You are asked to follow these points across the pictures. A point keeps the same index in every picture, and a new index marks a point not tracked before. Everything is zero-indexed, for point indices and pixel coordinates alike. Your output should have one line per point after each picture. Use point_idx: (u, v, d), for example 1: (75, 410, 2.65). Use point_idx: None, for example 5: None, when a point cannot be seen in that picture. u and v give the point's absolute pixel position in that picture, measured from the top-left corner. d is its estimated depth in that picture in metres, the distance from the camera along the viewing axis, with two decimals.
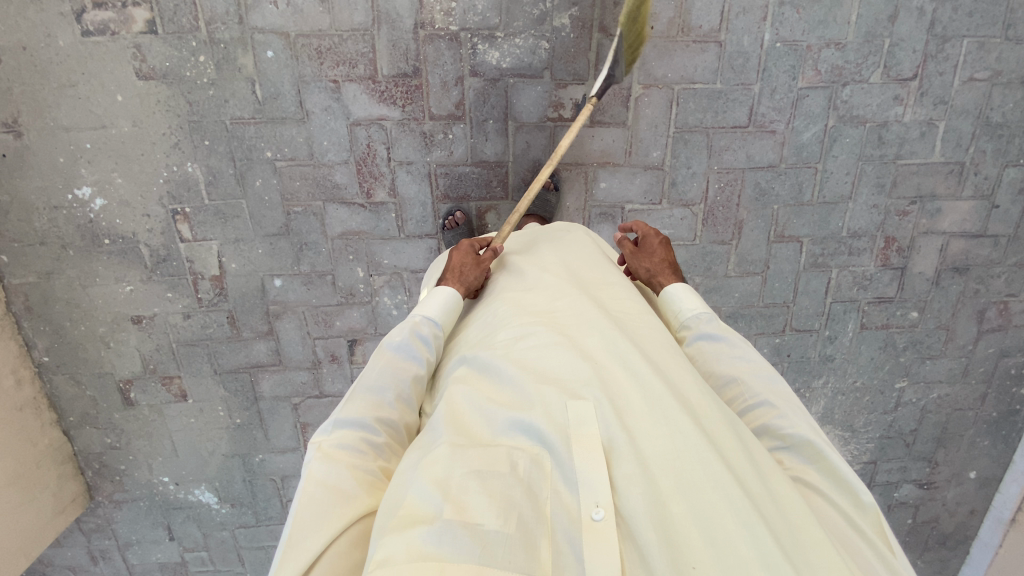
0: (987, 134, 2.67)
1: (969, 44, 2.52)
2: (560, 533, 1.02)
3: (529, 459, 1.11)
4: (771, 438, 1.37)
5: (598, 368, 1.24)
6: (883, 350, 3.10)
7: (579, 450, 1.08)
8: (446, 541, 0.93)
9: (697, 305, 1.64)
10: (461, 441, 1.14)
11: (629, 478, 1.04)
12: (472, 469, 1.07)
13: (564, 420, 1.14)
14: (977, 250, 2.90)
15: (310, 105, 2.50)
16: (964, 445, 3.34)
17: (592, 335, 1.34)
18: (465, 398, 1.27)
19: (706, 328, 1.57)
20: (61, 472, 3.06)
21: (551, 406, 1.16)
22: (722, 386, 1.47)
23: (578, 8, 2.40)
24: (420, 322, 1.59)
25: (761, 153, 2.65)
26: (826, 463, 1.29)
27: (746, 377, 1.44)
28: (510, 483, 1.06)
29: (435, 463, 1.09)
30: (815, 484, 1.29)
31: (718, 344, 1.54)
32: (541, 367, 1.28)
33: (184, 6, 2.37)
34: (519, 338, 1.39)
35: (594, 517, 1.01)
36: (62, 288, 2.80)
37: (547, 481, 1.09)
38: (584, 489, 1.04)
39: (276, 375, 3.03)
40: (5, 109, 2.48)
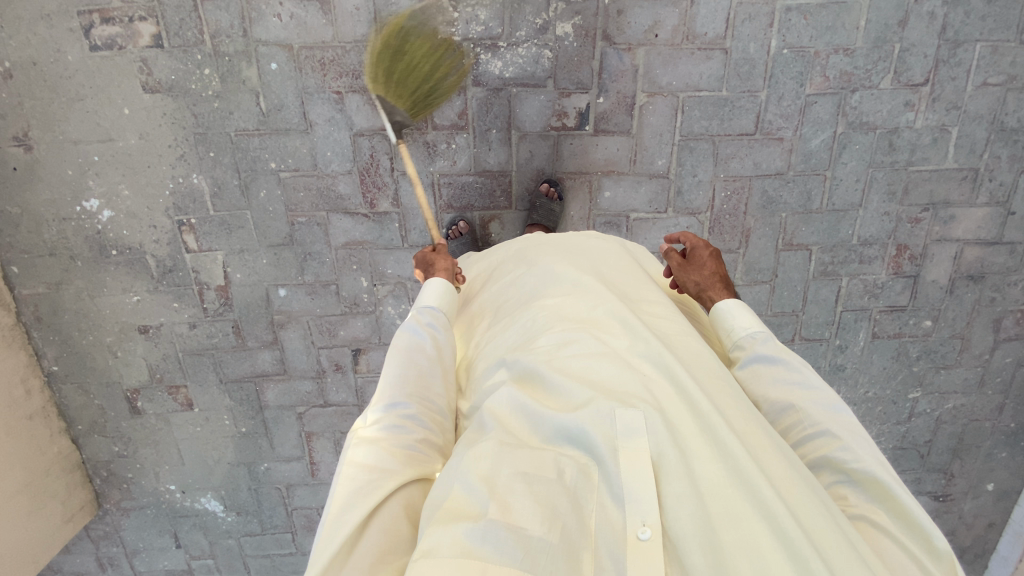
0: (1002, 140, 2.61)
1: (982, 49, 2.46)
2: (603, 550, 1.00)
3: (576, 468, 1.10)
4: (832, 471, 1.27)
5: (649, 381, 1.19)
6: (896, 360, 3.03)
7: (628, 464, 1.05)
8: (490, 540, 0.96)
9: (750, 323, 1.54)
10: (508, 441, 1.14)
11: (677, 497, 1.02)
12: (519, 471, 1.08)
13: (613, 428, 1.10)
14: (992, 258, 2.83)
15: (313, 116, 2.50)
16: (981, 456, 3.26)
17: (644, 343, 1.28)
18: (508, 397, 1.23)
19: (761, 349, 1.47)
20: (69, 480, 3.08)
21: (599, 413, 1.12)
22: (777, 414, 1.38)
23: (581, 17, 2.38)
24: (421, 309, 1.59)
25: (768, 161, 2.61)
26: (897, 505, 1.19)
27: (805, 406, 1.35)
28: (555, 492, 1.05)
29: (482, 459, 1.10)
30: (884, 524, 1.19)
31: (773, 367, 1.43)
32: (589, 370, 1.24)
33: (189, 20, 2.39)
34: (565, 338, 1.33)
35: (640, 535, 0.99)
36: (71, 298, 2.83)
37: (593, 494, 1.07)
38: (630, 506, 1.02)
39: (280, 384, 3.03)
40: (16, 123, 2.52)
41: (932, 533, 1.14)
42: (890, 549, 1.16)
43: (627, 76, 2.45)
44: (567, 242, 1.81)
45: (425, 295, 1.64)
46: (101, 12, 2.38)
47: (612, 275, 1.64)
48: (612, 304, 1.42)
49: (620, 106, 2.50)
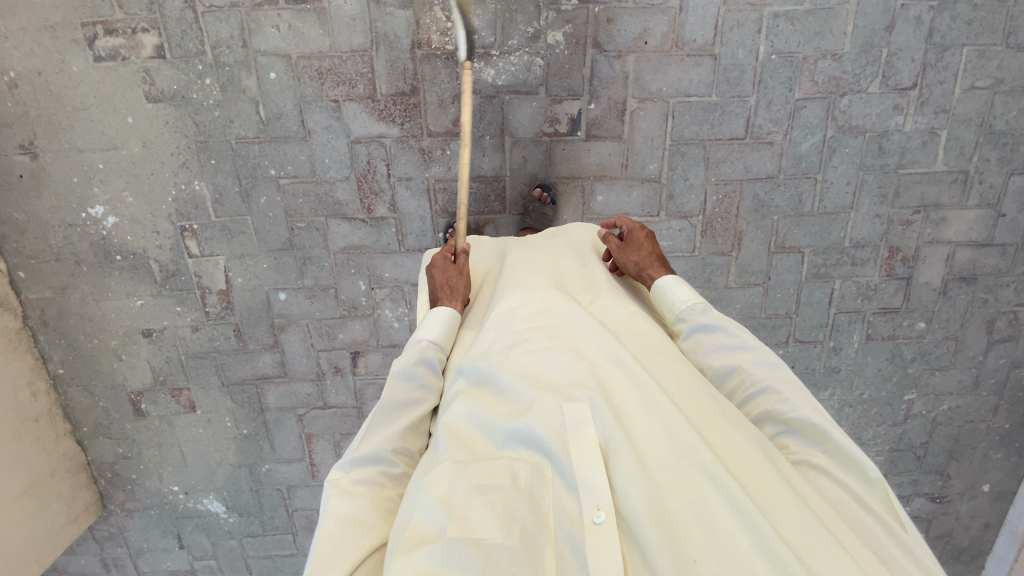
0: (991, 143, 2.63)
1: (969, 53, 2.49)
2: (563, 539, 1.05)
3: (529, 468, 1.14)
4: (773, 423, 1.37)
5: (594, 368, 1.26)
6: (890, 362, 3.05)
7: (577, 454, 1.10)
8: (451, 558, 0.99)
9: (689, 296, 1.62)
10: (462, 457, 1.17)
11: (627, 478, 1.06)
12: (475, 485, 1.11)
13: (562, 423, 1.16)
14: (984, 259, 2.84)
15: (311, 124, 2.56)
16: (977, 457, 3.27)
17: (587, 336, 1.35)
18: (462, 410, 1.28)
19: (701, 319, 1.56)
20: (75, 480, 3.14)
21: (547, 411, 1.18)
22: (721, 378, 1.47)
23: (572, 25, 2.42)
24: (427, 347, 1.60)
25: (759, 164, 2.65)
26: (834, 445, 1.28)
27: (744, 366, 1.44)
28: (512, 496, 1.09)
29: (438, 480, 1.13)
30: (822, 465, 1.29)
31: (713, 334, 1.52)
32: (536, 370, 1.30)
33: (191, 31, 2.45)
34: (515, 343, 1.39)
35: (596, 520, 1.04)
36: (76, 303, 2.90)
37: (548, 489, 1.11)
38: (584, 493, 1.07)
39: (281, 387, 3.09)
40: (23, 132, 2.59)
41: (864, 465, 1.24)
42: (830, 487, 1.25)
43: (618, 82, 2.49)
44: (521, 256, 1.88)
45: (429, 326, 1.67)
46: (104, 24, 2.45)
47: (560, 273, 1.70)
48: (559, 304, 1.49)
49: (611, 112, 2.55)
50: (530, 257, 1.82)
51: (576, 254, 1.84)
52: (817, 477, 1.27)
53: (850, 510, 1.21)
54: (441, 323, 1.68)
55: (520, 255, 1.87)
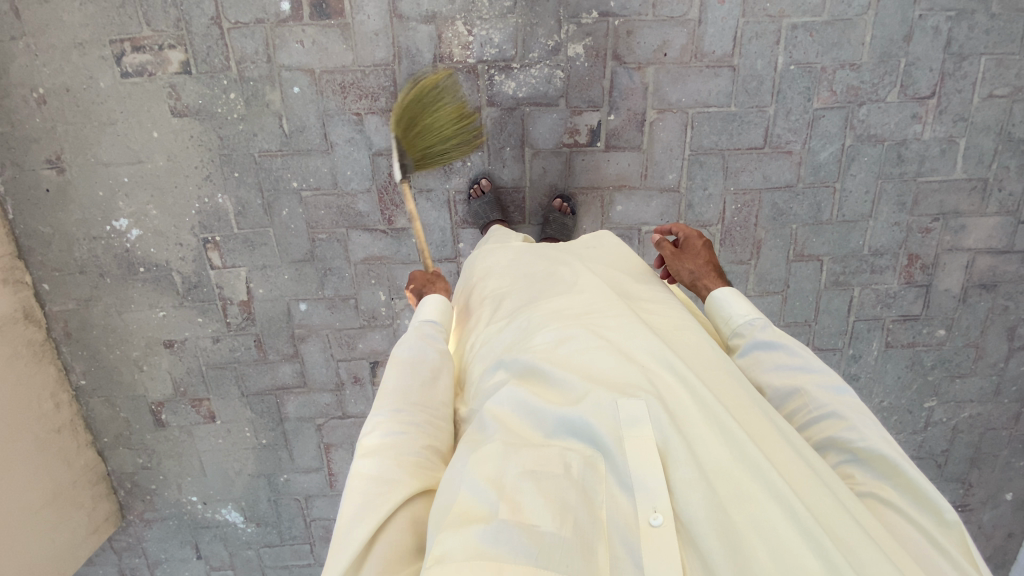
0: (1010, 150, 2.64)
1: (987, 61, 2.50)
2: (616, 538, 1.03)
3: (582, 461, 1.12)
4: (836, 451, 1.30)
5: (648, 366, 1.24)
6: (911, 369, 3.04)
7: (634, 451, 1.08)
8: (503, 540, 0.97)
9: (747, 310, 1.60)
10: (513, 442, 1.16)
11: (686, 479, 1.05)
12: (528, 471, 1.10)
13: (616, 419, 1.13)
14: (1004, 266, 2.84)
15: (334, 136, 2.59)
16: (999, 465, 3.24)
17: (641, 335, 1.32)
18: (511, 397, 1.25)
19: (761, 335, 1.51)
20: (95, 491, 3.16)
21: (604, 405, 1.16)
22: (780, 400, 1.42)
23: (592, 38, 2.44)
24: (423, 324, 1.63)
25: (778, 174, 2.66)
26: (905, 479, 1.20)
27: (808, 389, 1.38)
28: (565, 487, 1.07)
29: (488, 462, 1.12)
30: (893, 500, 1.20)
31: (773, 352, 1.48)
32: (589, 364, 1.28)
33: (216, 47, 2.48)
34: (564, 335, 1.37)
35: (652, 522, 1.02)
36: (99, 314, 2.93)
37: (602, 485, 1.09)
38: (640, 494, 1.05)
39: (300, 397, 3.10)
40: (50, 147, 2.63)
41: (941, 506, 1.15)
42: (897, 522, 1.17)
43: (637, 93, 2.52)
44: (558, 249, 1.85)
45: (426, 309, 1.69)
46: (132, 41, 2.49)
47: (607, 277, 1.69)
48: (608, 304, 1.47)
49: (630, 123, 2.56)
50: (567, 259, 1.78)
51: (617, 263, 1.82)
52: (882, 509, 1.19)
53: (920, 549, 1.12)
54: (436, 306, 1.70)
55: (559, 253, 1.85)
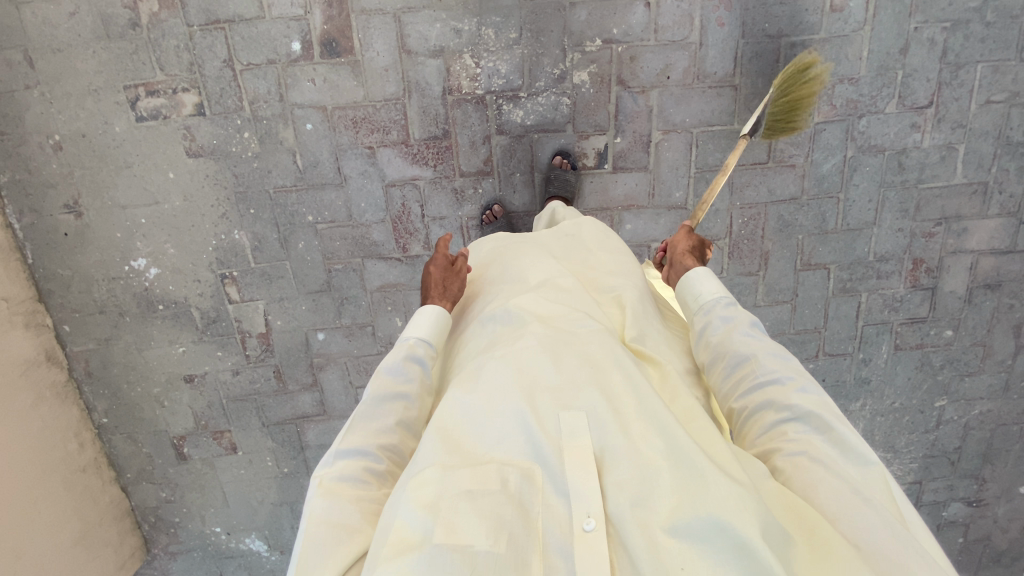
0: (1009, 154, 2.70)
1: (983, 69, 2.57)
2: (549, 545, 1.07)
3: (519, 473, 1.14)
4: (773, 411, 1.35)
5: (596, 375, 1.29)
6: (920, 370, 3.09)
7: (572, 462, 1.14)
8: (437, 566, 1.00)
9: (715, 289, 1.62)
10: (451, 463, 1.17)
11: (617, 485, 1.11)
12: (463, 490, 1.11)
13: (558, 428, 1.19)
14: (1007, 266, 2.90)
15: (347, 170, 2.65)
16: (1011, 459, 3.29)
17: (586, 343, 1.39)
18: (450, 411, 1.29)
19: (722, 313, 1.56)
20: (120, 527, 3.18)
21: (545, 416, 1.22)
22: (735, 364, 1.45)
23: (596, 65, 2.49)
24: (415, 344, 1.55)
25: (783, 187, 2.72)
26: (835, 435, 1.27)
27: (761, 355, 1.43)
28: (500, 501, 1.09)
29: (425, 487, 1.13)
30: (823, 451, 1.26)
31: (735, 322, 1.54)
32: (530, 373, 1.31)
33: (229, 88, 2.52)
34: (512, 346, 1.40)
35: (585, 527, 1.07)
36: (120, 352, 2.96)
37: (537, 495, 1.13)
38: (575, 500, 1.10)
39: (321, 425, 3.14)
40: (67, 193, 2.67)
41: (863, 452, 1.25)
42: (826, 478, 1.20)
43: (642, 116, 2.57)
44: (512, 255, 1.87)
45: (419, 323, 1.60)
46: (146, 86, 2.52)
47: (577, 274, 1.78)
48: (558, 310, 1.52)
49: (637, 145, 2.61)
50: (546, 256, 1.84)
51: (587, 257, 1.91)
52: (808, 467, 1.23)
53: (843, 505, 1.15)
54: (431, 320, 1.62)
55: (520, 251, 1.88)
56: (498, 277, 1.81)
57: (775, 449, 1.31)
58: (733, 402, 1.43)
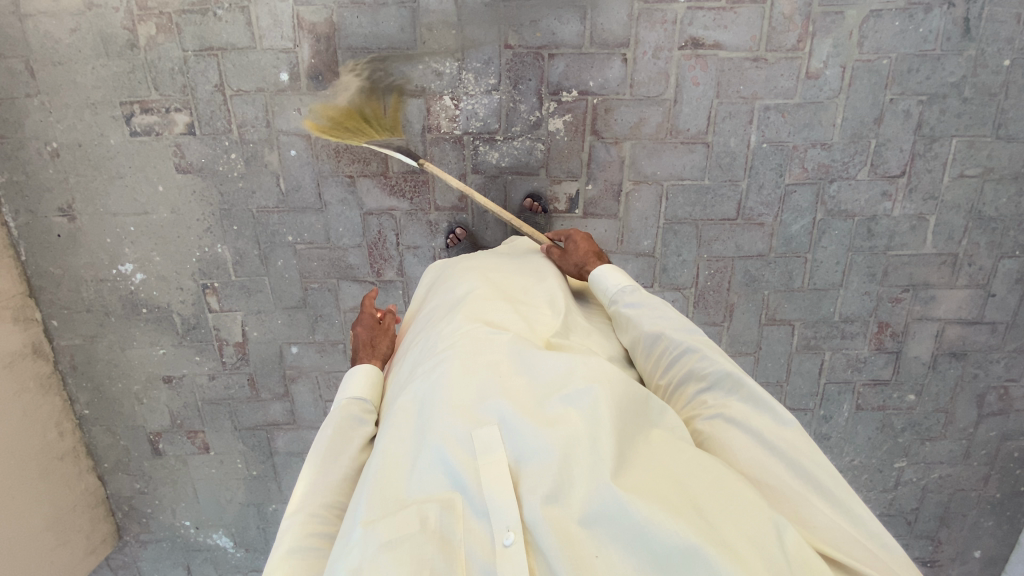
0: (980, 228, 2.70)
1: (958, 143, 2.56)
2: (474, 567, 1.08)
3: (439, 507, 1.14)
4: (694, 381, 1.47)
5: (501, 384, 1.31)
6: (881, 431, 3.11)
7: (488, 481, 1.15)
8: None
9: (620, 281, 1.77)
10: (374, 516, 1.16)
11: (530, 491, 1.13)
12: (383, 542, 1.08)
13: (473, 451, 1.20)
14: (973, 336, 2.91)
15: (327, 196, 2.74)
16: (969, 525, 3.28)
17: (492, 353, 1.39)
18: (376, 456, 1.30)
19: (628, 300, 1.70)
20: (94, 514, 3.33)
21: (456, 439, 1.22)
22: (649, 344, 1.56)
23: (571, 114, 2.55)
24: (349, 403, 1.65)
25: (750, 244, 2.76)
26: (745, 391, 1.40)
27: (668, 332, 1.53)
28: (422, 543, 1.07)
29: (350, 551, 1.09)
30: (735, 412, 1.37)
31: (640, 309, 1.65)
32: (442, 397, 1.31)
33: (219, 112, 2.63)
34: (428, 373, 1.41)
35: (505, 542, 1.08)
36: (104, 349, 3.09)
37: (459, 523, 1.13)
38: (494, 517, 1.11)
39: (289, 433, 3.26)
40: (62, 197, 2.80)
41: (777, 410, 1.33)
42: (739, 437, 1.33)
43: (614, 166, 2.63)
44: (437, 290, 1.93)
45: (352, 385, 1.71)
46: (141, 104, 2.64)
47: (500, 283, 1.80)
48: (469, 323, 1.52)
49: (607, 193, 2.68)
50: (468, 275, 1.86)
51: (509, 268, 1.93)
52: (723, 427, 1.36)
53: (754, 453, 1.30)
54: (363, 380, 1.72)
55: (445, 286, 1.89)
56: (424, 316, 1.82)
57: (694, 418, 1.43)
58: (657, 377, 1.54)
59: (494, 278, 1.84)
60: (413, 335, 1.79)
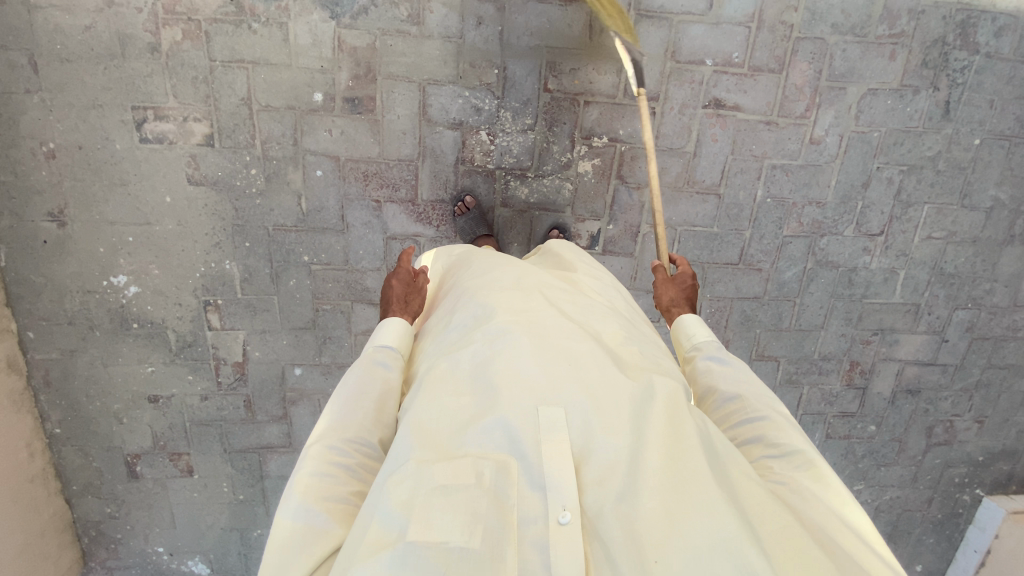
0: (941, 282, 3.09)
1: (929, 210, 2.93)
2: (525, 539, 1.03)
3: (495, 468, 1.11)
4: (763, 446, 1.38)
5: (575, 370, 1.27)
6: (845, 457, 3.46)
7: (551, 457, 1.10)
8: (409, 563, 0.96)
9: (707, 336, 1.77)
10: (425, 458, 1.14)
11: (597, 483, 1.10)
12: (439, 486, 1.07)
13: (538, 424, 1.16)
14: (928, 375, 3.30)
15: (350, 219, 2.71)
16: (912, 541, 3.69)
17: (564, 340, 1.36)
18: (430, 413, 1.24)
19: (712, 354, 1.69)
20: (60, 540, 3.06)
21: (524, 412, 1.18)
22: (723, 401, 1.53)
23: (600, 159, 2.69)
24: (377, 351, 1.56)
25: (748, 286, 3.00)
26: (817, 471, 1.30)
27: (748, 397, 1.50)
28: (475, 496, 1.05)
29: (401, 484, 1.09)
30: (802, 484, 1.26)
31: (723, 367, 1.63)
32: (512, 369, 1.27)
33: (243, 126, 2.54)
34: (492, 341, 1.36)
35: (561, 520, 1.03)
36: (83, 365, 2.85)
37: (513, 489, 1.09)
38: (552, 492, 1.07)
39: (284, 456, 3.14)
40: (53, 201, 2.58)
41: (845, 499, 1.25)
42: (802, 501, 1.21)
43: (634, 209, 2.78)
44: (478, 258, 1.89)
45: (386, 332, 1.61)
46: (156, 110, 2.50)
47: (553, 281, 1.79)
48: (536, 305, 1.50)
49: (627, 233, 2.82)
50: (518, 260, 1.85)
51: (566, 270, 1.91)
52: (789, 493, 1.24)
53: (822, 523, 1.17)
54: (396, 329, 1.63)
55: (498, 259, 1.83)
56: (472, 275, 1.74)
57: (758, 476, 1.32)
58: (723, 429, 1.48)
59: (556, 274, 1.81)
60: (456, 294, 1.71)
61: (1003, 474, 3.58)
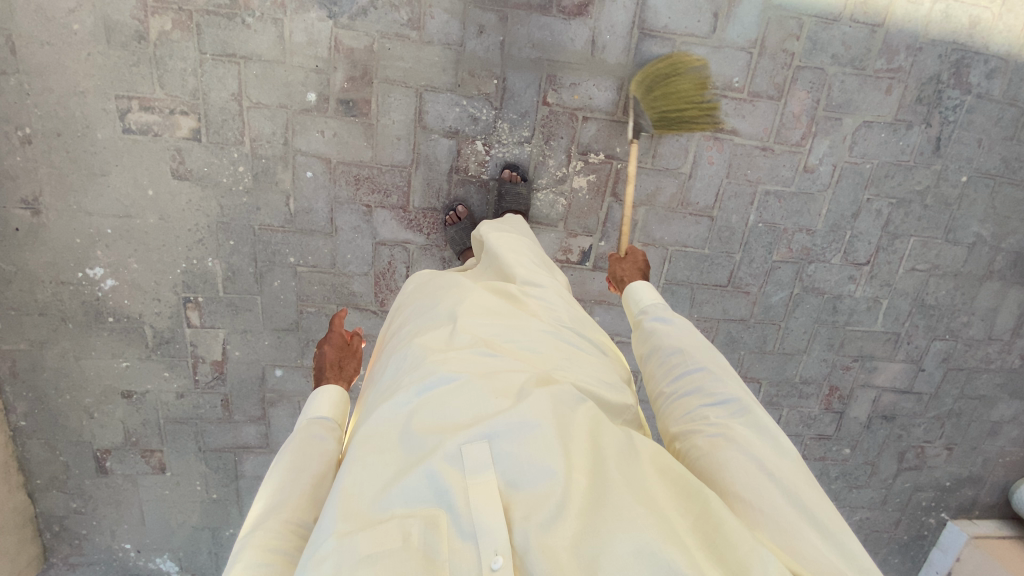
0: (921, 313, 3.14)
1: (914, 242, 2.97)
2: None
3: (422, 525, 1.00)
4: (701, 397, 1.37)
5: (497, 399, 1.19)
6: (819, 478, 3.52)
7: (478, 500, 1.01)
8: None
9: (655, 299, 1.79)
10: (348, 528, 1.00)
11: (526, 516, 1.00)
12: (361, 556, 0.94)
13: (463, 468, 1.06)
14: (903, 402, 3.37)
15: (339, 222, 2.65)
16: (877, 560, 3.78)
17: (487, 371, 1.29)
18: (353, 471, 1.13)
19: (657, 313, 1.70)
20: (21, 535, 2.97)
21: (447, 454, 1.08)
22: (667, 355, 1.53)
23: (595, 175, 2.67)
24: (310, 424, 1.49)
25: (735, 308, 3.02)
26: (751, 416, 1.29)
27: (691, 350, 1.50)
28: (403, 560, 0.93)
29: (323, 563, 0.95)
30: (736, 433, 1.25)
31: (666, 324, 1.64)
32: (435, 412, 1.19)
33: (232, 121, 2.46)
34: (415, 381, 1.27)
35: (492, 566, 0.94)
36: (53, 357, 2.76)
37: (444, 544, 0.98)
38: (482, 537, 0.97)
39: (261, 456, 3.10)
40: (28, 188, 2.48)
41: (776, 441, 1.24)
42: (736, 456, 1.20)
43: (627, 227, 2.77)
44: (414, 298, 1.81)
45: (316, 404, 1.56)
46: (141, 100, 2.41)
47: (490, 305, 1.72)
48: (463, 335, 1.42)
49: None
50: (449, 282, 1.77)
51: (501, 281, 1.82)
52: (725, 446, 1.23)
53: (753, 478, 1.15)
54: (329, 397, 1.58)
55: (429, 294, 1.73)
56: (406, 320, 1.66)
57: (693, 432, 1.31)
58: (665, 385, 1.48)
59: (488, 285, 1.72)
60: (393, 341, 1.62)
61: (969, 500, 3.68)
